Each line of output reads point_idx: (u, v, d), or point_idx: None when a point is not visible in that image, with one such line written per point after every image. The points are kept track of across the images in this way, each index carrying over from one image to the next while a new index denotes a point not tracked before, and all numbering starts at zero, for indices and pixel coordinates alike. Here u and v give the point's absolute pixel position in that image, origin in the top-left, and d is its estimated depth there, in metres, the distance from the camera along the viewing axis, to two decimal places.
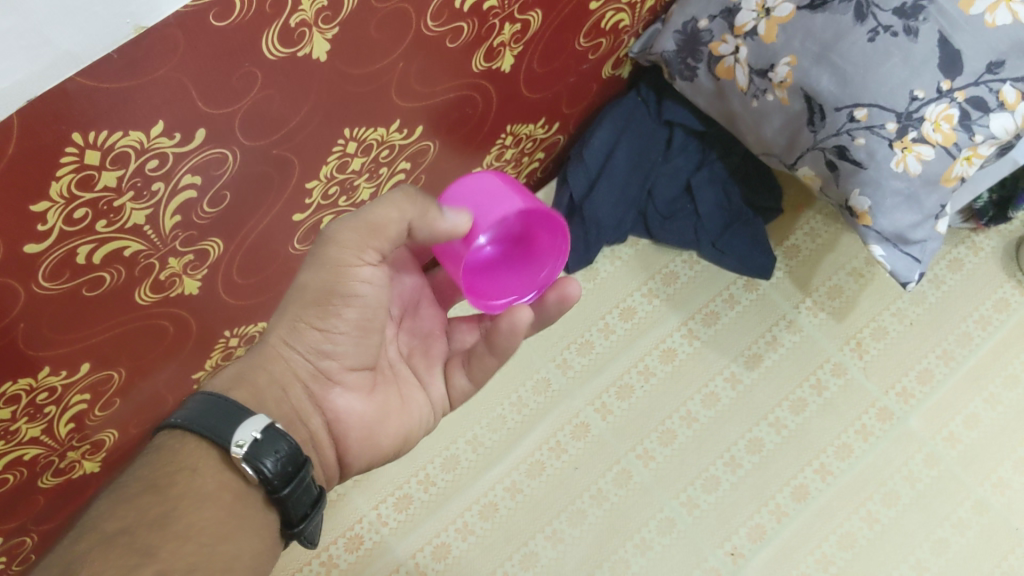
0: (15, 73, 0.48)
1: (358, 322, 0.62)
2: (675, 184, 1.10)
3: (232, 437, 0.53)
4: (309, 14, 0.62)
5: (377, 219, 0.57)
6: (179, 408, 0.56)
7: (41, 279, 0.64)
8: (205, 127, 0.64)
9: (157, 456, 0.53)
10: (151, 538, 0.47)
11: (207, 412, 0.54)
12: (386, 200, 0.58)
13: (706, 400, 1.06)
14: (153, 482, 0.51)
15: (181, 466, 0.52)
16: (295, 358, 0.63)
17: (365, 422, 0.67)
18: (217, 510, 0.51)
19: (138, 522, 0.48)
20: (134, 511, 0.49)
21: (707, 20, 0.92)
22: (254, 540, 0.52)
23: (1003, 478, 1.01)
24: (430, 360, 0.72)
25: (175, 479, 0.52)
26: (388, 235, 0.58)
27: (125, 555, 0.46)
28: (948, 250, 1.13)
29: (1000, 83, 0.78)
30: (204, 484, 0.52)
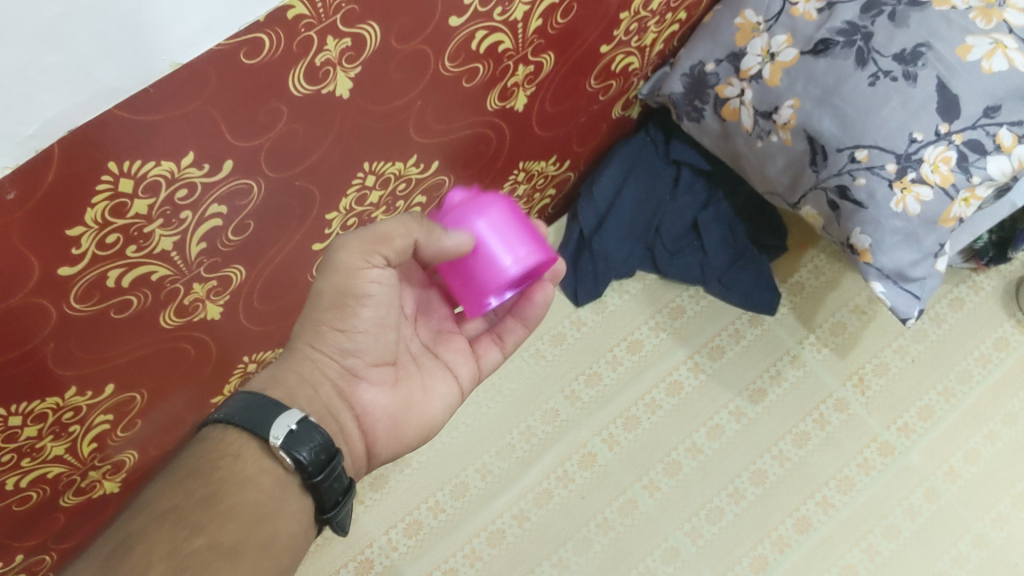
0: (59, 105, 0.51)
1: (376, 320, 0.66)
2: (681, 221, 1.13)
3: (268, 430, 0.57)
4: (333, 54, 0.65)
5: (387, 230, 0.63)
6: (223, 405, 0.60)
7: (72, 301, 0.67)
8: (231, 158, 0.67)
9: (202, 445, 0.57)
10: (200, 515, 0.52)
11: (245, 407, 0.58)
12: (395, 221, 0.63)
13: (711, 433, 1.08)
14: (199, 466, 0.55)
15: (225, 453, 0.57)
16: (322, 358, 0.66)
17: (390, 413, 0.71)
18: (256, 493, 0.55)
19: (187, 502, 0.53)
20: (183, 492, 0.54)
21: (714, 63, 0.96)
22: (289, 523, 0.56)
23: (1002, 513, 1.02)
24: (454, 350, 0.77)
25: (218, 466, 0.56)
26: (394, 247, 0.63)
27: (174, 528, 0.51)
28: (949, 288, 1.15)
29: (997, 127, 0.81)
30: (245, 470, 0.56)
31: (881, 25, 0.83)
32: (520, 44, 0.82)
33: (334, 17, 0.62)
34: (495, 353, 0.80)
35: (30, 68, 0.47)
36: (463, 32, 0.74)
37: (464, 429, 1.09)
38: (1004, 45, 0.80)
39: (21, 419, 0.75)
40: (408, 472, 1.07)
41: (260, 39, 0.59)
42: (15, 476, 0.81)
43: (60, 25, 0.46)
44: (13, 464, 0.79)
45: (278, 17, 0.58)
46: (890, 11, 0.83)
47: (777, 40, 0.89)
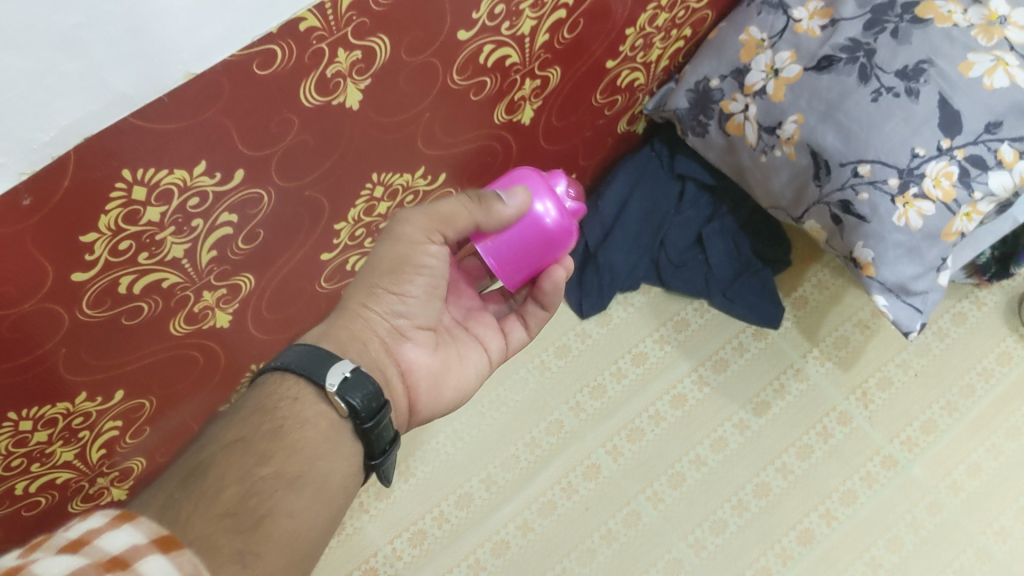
0: (75, 111, 0.52)
1: (429, 286, 0.67)
2: (686, 235, 1.14)
3: (323, 377, 0.57)
4: (344, 66, 0.66)
5: (446, 210, 0.64)
6: (281, 356, 0.60)
7: (84, 307, 0.68)
8: (243, 168, 0.68)
9: (262, 389, 0.57)
10: (266, 445, 0.53)
11: (303, 355, 0.58)
12: (457, 202, 0.64)
13: (714, 445, 1.08)
14: (262, 405, 0.56)
15: (284, 397, 0.57)
16: (375, 317, 0.66)
17: (432, 372, 0.70)
18: (315, 433, 0.56)
19: (255, 434, 0.53)
20: (250, 427, 0.54)
21: (719, 79, 0.97)
22: (343, 464, 0.57)
23: (1005, 526, 1.03)
24: (485, 324, 0.77)
25: (278, 406, 0.56)
26: (456, 229, 0.64)
27: (243, 457, 0.51)
28: (951, 303, 1.16)
29: (999, 142, 0.82)
30: (303, 412, 0.56)
31: (884, 41, 0.85)
32: (527, 58, 0.83)
33: (346, 29, 0.63)
34: (522, 331, 0.79)
35: (49, 73, 0.48)
36: (471, 45, 0.76)
37: (469, 440, 1.10)
38: (1005, 62, 0.81)
39: (32, 423, 0.76)
40: (412, 482, 1.08)
41: (273, 50, 0.60)
42: (24, 480, 0.82)
43: (78, 34, 0.48)
44: (22, 469, 0.80)
45: (291, 29, 0.60)
46: (893, 28, 0.84)
47: (781, 56, 0.91)
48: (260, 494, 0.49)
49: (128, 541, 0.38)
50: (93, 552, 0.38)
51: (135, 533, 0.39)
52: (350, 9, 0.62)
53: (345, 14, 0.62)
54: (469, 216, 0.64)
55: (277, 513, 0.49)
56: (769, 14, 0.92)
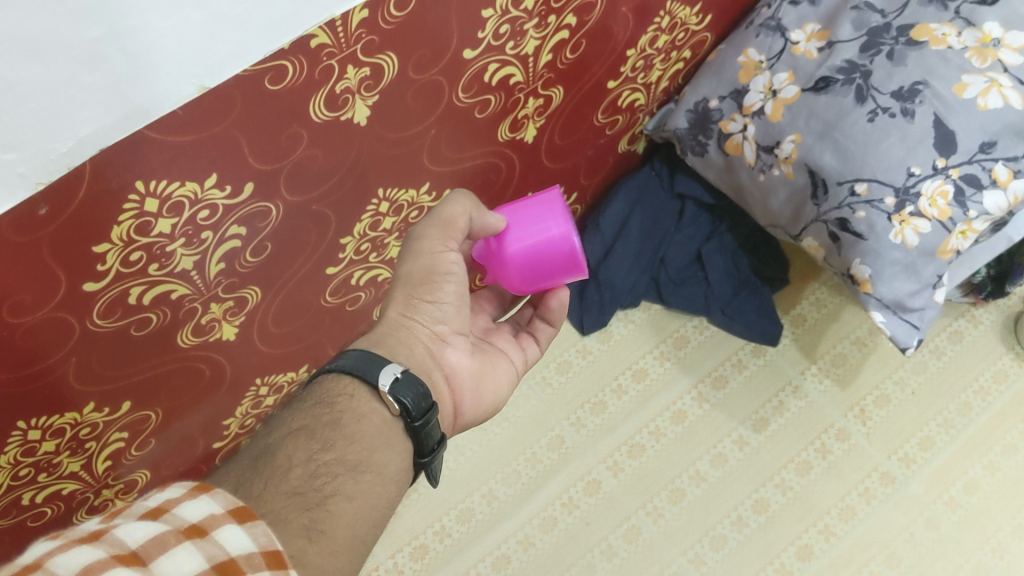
0: (93, 123, 0.54)
1: (460, 295, 0.68)
2: (686, 253, 1.16)
3: (375, 377, 0.59)
4: (353, 82, 0.68)
5: (450, 214, 0.66)
6: (335, 357, 0.62)
7: (95, 317, 0.69)
8: (253, 181, 0.70)
9: (319, 386, 0.59)
10: (329, 433, 0.55)
11: (356, 358, 0.60)
12: (454, 202, 0.67)
13: (714, 461, 1.09)
14: (322, 399, 0.58)
15: (341, 393, 0.59)
16: (416, 325, 0.67)
17: (472, 376, 0.71)
18: (370, 426, 0.57)
19: (318, 423, 0.56)
20: (313, 416, 0.56)
21: (718, 100, 0.99)
22: (398, 455, 0.58)
23: (1002, 543, 1.03)
24: (505, 338, 0.78)
25: (336, 401, 0.58)
26: (458, 231, 0.66)
27: (308, 442, 0.54)
28: (948, 322, 1.17)
29: (993, 162, 0.83)
30: (359, 407, 0.58)
31: (880, 63, 0.86)
32: (531, 76, 0.85)
33: (355, 47, 0.65)
34: (535, 348, 0.79)
35: (69, 86, 0.50)
36: (476, 64, 0.77)
37: (470, 455, 1.11)
38: (999, 83, 0.82)
39: (41, 433, 0.77)
40: (415, 497, 1.08)
41: (284, 66, 0.62)
42: (30, 490, 0.83)
43: (99, 47, 0.49)
44: (29, 479, 0.81)
45: (303, 45, 0.61)
46: (888, 50, 0.86)
47: (779, 78, 0.93)
48: (325, 477, 0.52)
49: (206, 512, 0.42)
50: (174, 519, 0.41)
51: (213, 503, 0.42)
52: (360, 27, 0.63)
53: (354, 32, 0.63)
54: (463, 215, 0.66)
55: (339, 495, 0.51)
56: (767, 36, 0.94)
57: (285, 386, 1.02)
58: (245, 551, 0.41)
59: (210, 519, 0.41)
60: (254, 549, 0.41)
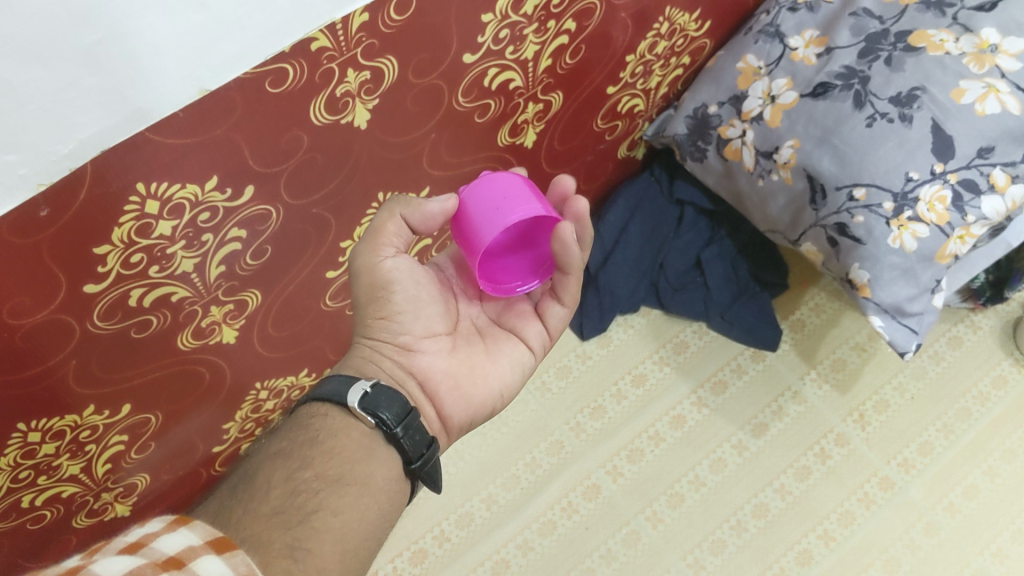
0: (95, 125, 0.54)
1: (411, 298, 0.68)
2: (685, 258, 1.16)
3: (346, 394, 0.60)
4: (353, 85, 0.68)
5: (380, 223, 0.65)
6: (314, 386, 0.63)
7: (95, 319, 0.69)
8: (253, 184, 0.70)
9: (296, 413, 0.61)
10: (306, 451, 0.56)
11: (327, 381, 0.62)
12: (383, 211, 0.65)
13: (714, 466, 1.09)
14: (295, 423, 0.59)
15: (315, 414, 0.60)
16: (379, 341, 0.69)
17: (451, 375, 0.71)
18: (349, 441, 0.58)
19: (295, 444, 0.57)
20: (291, 438, 0.57)
21: (717, 105, 1.00)
22: (383, 465, 0.58)
23: (1002, 548, 1.03)
24: (519, 314, 0.76)
25: (310, 422, 0.59)
26: (391, 238, 0.65)
27: (286, 463, 0.55)
28: (947, 327, 1.17)
29: (991, 167, 0.83)
30: (334, 423, 0.59)
31: (878, 68, 0.87)
32: (530, 82, 0.85)
33: (356, 50, 0.65)
34: (558, 307, 0.75)
35: (70, 88, 0.50)
36: (476, 68, 0.78)
37: (470, 460, 1.12)
38: (997, 89, 0.83)
39: (41, 436, 0.77)
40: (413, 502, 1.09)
41: (284, 69, 0.62)
42: (30, 493, 0.83)
43: (100, 49, 0.49)
44: (29, 481, 0.82)
45: (303, 49, 0.61)
46: (887, 56, 0.87)
47: (778, 83, 0.93)
48: (306, 493, 0.52)
49: (184, 543, 0.42)
50: (152, 553, 0.42)
51: (191, 535, 0.43)
52: (361, 30, 0.64)
53: (355, 35, 0.64)
54: (396, 221, 0.65)
55: (324, 511, 0.52)
56: (766, 42, 0.95)
57: (285, 390, 1.03)
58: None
59: (188, 550, 0.42)
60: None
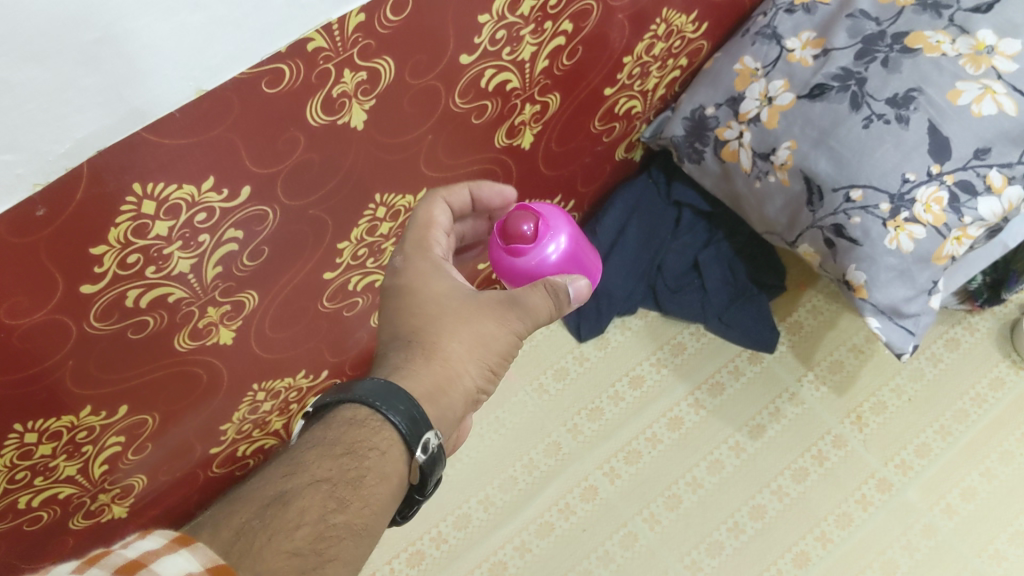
0: (92, 124, 0.54)
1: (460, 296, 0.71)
2: (682, 260, 1.17)
3: (414, 442, 0.57)
4: (350, 86, 0.68)
5: (431, 214, 0.71)
6: (368, 390, 0.57)
7: (92, 319, 0.69)
8: (250, 184, 0.70)
9: (351, 428, 0.56)
10: (345, 493, 0.52)
11: (392, 400, 0.57)
12: (432, 203, 0.72)
13: (711, 467, 1.09)
14: (352, 447, 0.55)
15: (373, 445, 0.55)
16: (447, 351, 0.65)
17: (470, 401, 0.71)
18: (387, 491, 0.55)
19: (339, 478, 0.53)
20: (336, 466, 0.53)
21: (714, 107, 1.00)
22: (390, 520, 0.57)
23: (1000, 549, 1.02)
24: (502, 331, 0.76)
25: (365, 455, 0.55)
26: (455, 203, 0.74)
27: (324, 499, 0.51)
28: (944, 329, 1.17)
29: (987, 168, 0.83)
30: (385, 468, 0.55)
31: (874, 70, 0.87)
32: (527, 83, 0.85)
33: (352, 51, 0.65)
34: None
35: (68, 88, 0.50)
36: (473, 69, 0.78)
37: (467, 462, 1.12)
38: (993, 90, 0.83)
39: (37, 436, 0.77)
40: None
41: (281, 69, 0.62)
42: (27, 494, 0.83)
43: (98, 48, 0.49)
44: (26, 482, 0.82)
45: (299, 49, 0.61)
46: (883, 57, 0.87)
47: (775, 85, 0.93)
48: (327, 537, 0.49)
49: (180, 572, 0.40)
50: None
51: (189, 561, 0.41)
52: (357, 30, 0.64)
53: (351, 36, 0.64)
54: (539, 291, 0.66)
55: None
56: (763, 44, 0.95)
57: (283, 391, 1.03)
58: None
59: None
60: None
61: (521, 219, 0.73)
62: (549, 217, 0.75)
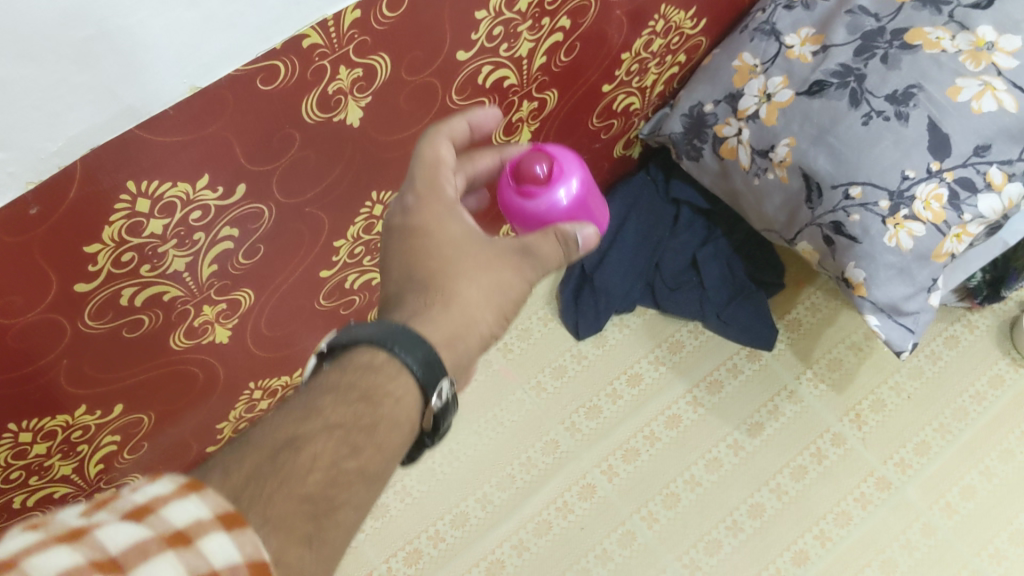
0: (84, 122, 0.53)
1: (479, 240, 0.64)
2: (680, 259, 1.16)
3: (431, 386, 0.51)
4: (345, 83, 0.68)
5: (434, 153, 0.63)
6: (375, 334, 0.51)
7: (86, 318, 0.69)
8: (245, 182, 0.69)
9: (359, 373, 0.49)
10: (361, 440, 0.46)
11: (406, 344, 0.51)
12: (433, 139, 0.63)
13: (708, 465, 1.09)
14: (368, 393, 0.48)
15: (384, 389, 0.49)
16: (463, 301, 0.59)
17: None
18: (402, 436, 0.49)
19: (352, 424, 0.47)
20: (349, 411, 0.47)
21: (713, 104, 0.99)
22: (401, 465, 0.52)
23: (1000, 549, 1.02)
24: None
25: (382, 402, 0.49)
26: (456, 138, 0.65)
27: (337, 444, 0.45)
28: (943, 327, 1.17)
29: (987, 165, 0.83)
30: (398, 413, 0.49)
31: (874, 66, 0.86)
32: (524, 79, 0.85)
33: (348, 47, 0.65)
34: None
35: (61, 85, 0.50)
36: (470, 65, 0.77)
37: (464, 460, 1.11)
38: (993, 86, 0.82)
39: (31, 436, 0.77)
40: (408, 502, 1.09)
41: (276, 66, 0.61)
42: (22, 493, 0.83)
43: (91, 46, 0.49)
44: (21, 481, 0.81)
45: (295, 45, 0.61)
46: (882, 53, 0.86)
47: (773, 81, 0.93)
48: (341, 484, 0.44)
49: (192, 515, 0.36)
50: (159, 523, 0.35)
51: (203, 505, 0.36)
52: (352, 27, 0.63)
53: (346, 32, 0.63)
54: (550, 240, 0.63)
55: None
56: (762, 40, 0.94)
57: (279, 390, 1.02)
58: (230, 564, 0.35)
59: (197, 526, 0.35)
60: (238, 560, 0.35)
61: (534, 159, 0.71)
62: (562, 159, 0.73)
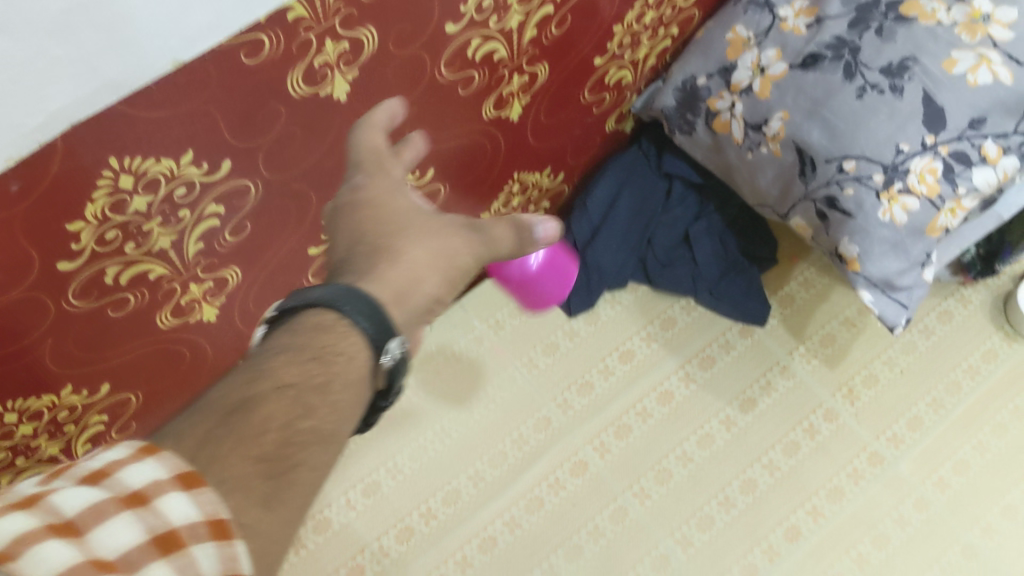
0: (64, 97, 0.52)
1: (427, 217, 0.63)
2: (673, 234, 1.16)
3: (384, 344, 0.50)
4: (331, 57, 0.66)
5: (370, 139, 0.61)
6: (326, 296, 0.49)
7: (71, 296, 0.68)
8: (230, 158, 0.68)
9: (310, 333, 0.48)
10: (313, 398, 0.45)
11: (357, 304, 0.49)
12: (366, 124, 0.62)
13: (701, 441, 1.09)
14: (319, 353, 0.47)
15: (336, 349, 0.47)
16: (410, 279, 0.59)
17: None
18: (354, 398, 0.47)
19: (305, 384, 0.45)
20: (302, 370, 0.45)
21: (706, 78, 0.97)
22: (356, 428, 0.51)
23: (992, 523, 1.03)
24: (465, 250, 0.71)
25: (333, 361, 0.47)
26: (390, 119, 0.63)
27: (289, 405, 0.43)
28: (937, 301, 1.16)
29: (982, 138, 0.82)
30: (351, 371, 0.47)
31: (868, 39, 0.85)
32: (514, 53, 0.84)
33: (333, 20, 0.63)
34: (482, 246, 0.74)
35: (39, 58, 0.48)
36: (459, 39, 0.76)
37: (455, 437, 1.10)
38: (989, 59, 0.81)
39: (17, 417, 0.76)
40: (399, 479, 1.08)
41: (260, 40, 0.60)
42: (9, 474, 0.82)
43: (68, 19, 0.47)
44: (8, 462, 0.81)
45: (279, 19, 0.60)
46: (877, 26, 0.85)
47: (767, 54, 0.92)
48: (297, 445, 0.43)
49: (149, 477, 0.35)
50: (115, 485, 0.35)
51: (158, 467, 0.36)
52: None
53: (332, 5, 0.62)
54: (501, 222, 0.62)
55: None
56: (755, 13, 0.92)
57: None
58: (188, 520, 0.34)
59: (154, 485, 0.35)
60: (197, 517, 0.35)
61: None
62: None
